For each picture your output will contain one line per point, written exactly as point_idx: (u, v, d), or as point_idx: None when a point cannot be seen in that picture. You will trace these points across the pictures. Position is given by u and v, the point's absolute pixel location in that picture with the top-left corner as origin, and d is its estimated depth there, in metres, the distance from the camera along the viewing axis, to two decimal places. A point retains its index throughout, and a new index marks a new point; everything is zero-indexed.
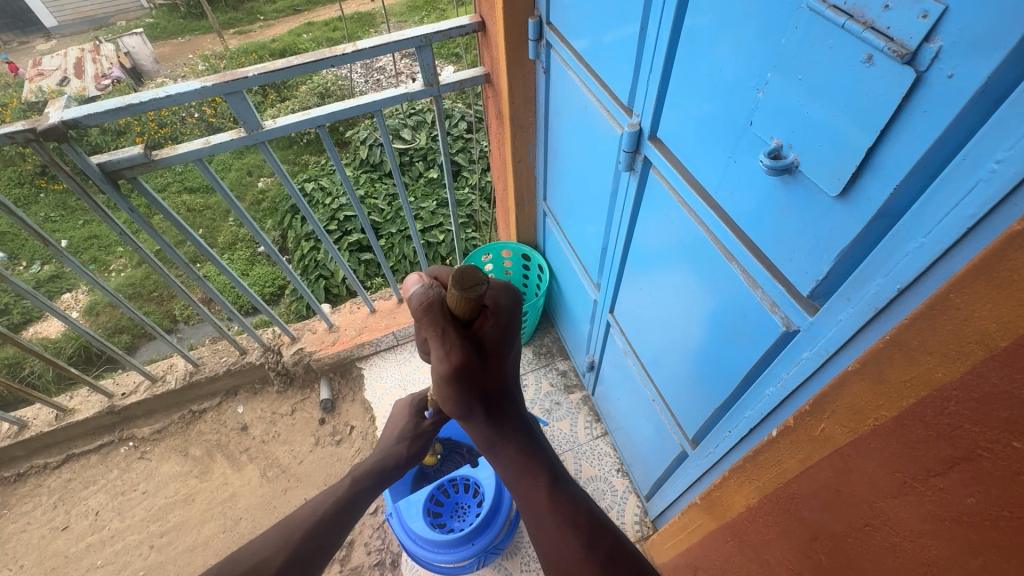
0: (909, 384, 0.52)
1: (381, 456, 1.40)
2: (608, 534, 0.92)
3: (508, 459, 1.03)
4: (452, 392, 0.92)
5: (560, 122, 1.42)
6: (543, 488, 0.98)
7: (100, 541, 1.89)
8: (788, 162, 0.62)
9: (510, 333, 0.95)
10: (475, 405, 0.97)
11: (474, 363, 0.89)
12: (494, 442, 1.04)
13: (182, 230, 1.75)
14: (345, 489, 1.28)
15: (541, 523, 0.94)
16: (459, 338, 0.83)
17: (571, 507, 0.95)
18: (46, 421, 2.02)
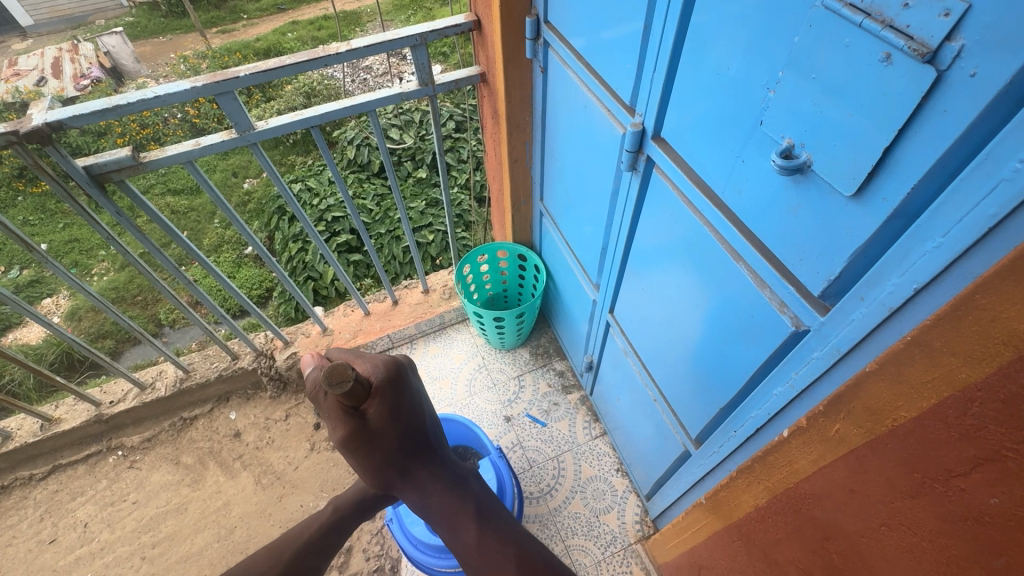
0: (931, 384, 0.51)
1: (362, 484, 1.35)
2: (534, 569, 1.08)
3: (441, 510, 1.16)
4: (357, 458, 1.08)
5: (558, 121, 1.41)
6: (474, 532, 1.14)
7: (89, 553, 1.84)
8: (801, 161, 0.62)
9: (402, 407, 1.11)
10: (388, 469, 1.11)
11: (366, 436, 1.05)
12: (423, 495, 1.17)
13: (170, 233, 1.71)
14: (327, 515, 1.27)
15: (476, 562, 1.11)
16: (346, 418, 1.01)
17: (500, 547, 1.11)
18: (31, 432, 1.97)
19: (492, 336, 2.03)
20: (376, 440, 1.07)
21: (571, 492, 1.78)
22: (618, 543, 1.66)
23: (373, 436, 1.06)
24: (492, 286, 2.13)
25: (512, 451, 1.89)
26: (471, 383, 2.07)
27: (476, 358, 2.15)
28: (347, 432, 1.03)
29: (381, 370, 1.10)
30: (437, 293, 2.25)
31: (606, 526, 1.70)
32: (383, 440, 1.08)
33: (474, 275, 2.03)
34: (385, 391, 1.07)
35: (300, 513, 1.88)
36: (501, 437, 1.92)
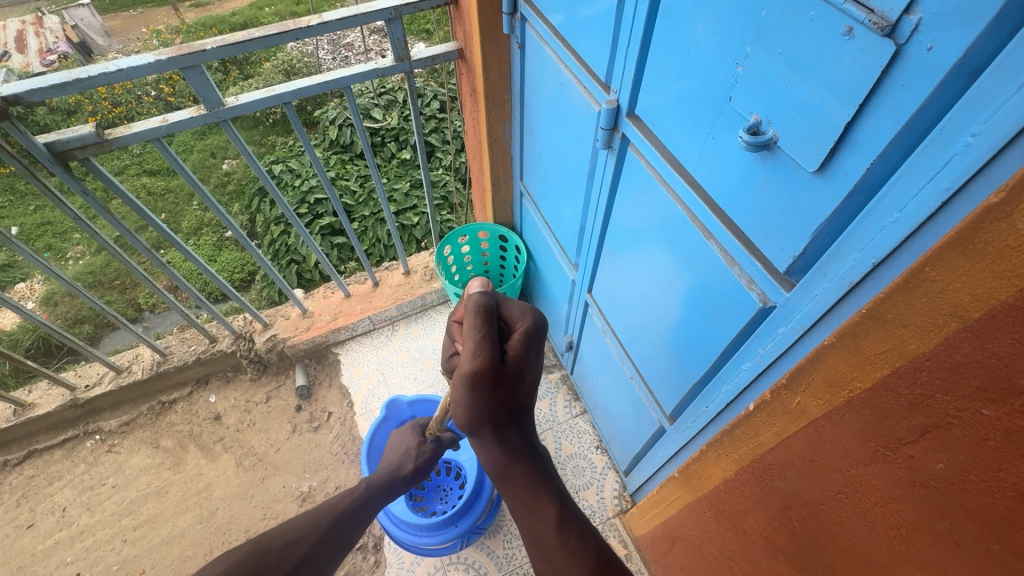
0: (883, 355, 0.52)
1: (392, 467, 1.38)
2: (609, 563, 0.90)
3: (522, 488, 1.01)
4: (470, 394, 0.92)
5: (536, 98, 1.39)
6: (551, 518, 0.96)
7: (69, 538, 1.83)
8: (767, 137, 0.63)
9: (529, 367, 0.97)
10: (494, 416, 0.96)
11: (499, 375, 0.90)
12: (508, 462, 1.01)
13: (143, 216, 1.66)
14: (361, 491, 1.29)
15: (548, 553, 0.93)
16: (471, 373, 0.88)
17: (578, 539, 0.93)
18: (3, 417, 1.93)
19: None
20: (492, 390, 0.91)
21: None
22: (597, 517, 1.70)
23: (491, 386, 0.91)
24: (473, 267, 2.12)
25: None
26: None
27: None
28: (482, 368, 0.87)
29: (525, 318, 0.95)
30: (418, 275, 2.23)
31: (585, 501, 1.73)
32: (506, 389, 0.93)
33: (455, 256, 2.02)
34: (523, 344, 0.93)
35: (282, 494, 1.89)
36: None
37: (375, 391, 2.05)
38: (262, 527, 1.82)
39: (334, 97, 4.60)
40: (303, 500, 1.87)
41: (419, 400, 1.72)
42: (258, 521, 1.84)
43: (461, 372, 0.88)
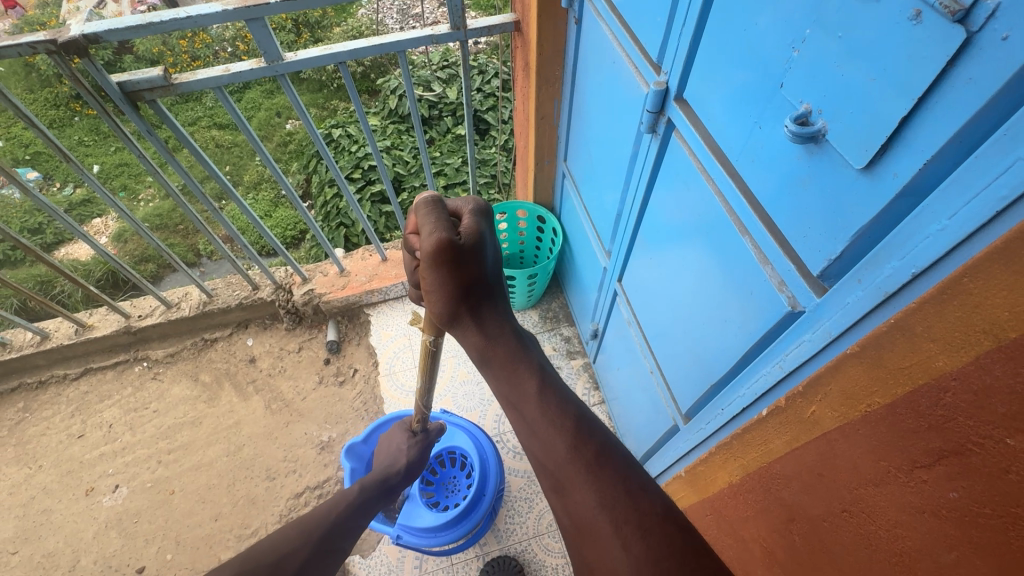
0: (907, 371, 0.49)
1: (385, 465, 1.41)
2: (594, 431, 0.78)
3: (502, 362, 0.87)
4: (440, 279, 0.83)
5: (587, 77, 1.35)
6: (531, 390, 0.84)
7: (112, 452, 2.00)
8: (815, 129, 0.59)
9: (493, 250, 0.90)
10: (467, 302, 0.87)
11: (464, 256, 0.83)
12: (488, 343, 0.88)
13: (203, 162, 1.72)
14: (354, 496, 1.28)
15: (532, 427, 0.82)
16: (439, 264, 0.81)
17: (559, 407, 0.81)
18: (66, 334, 2.11)
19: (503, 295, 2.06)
20: (462, 276, 0.84)
21: None
22: None
23: (460, 270, 0.83)
24: (509, 246, 2.11)
25: None
26: None
27: None
28: (439, 242, 0.79)
29: (472, 206, 0.91)
30: None
31: None
32: (478, 273, 0.85)
33: None
34: (478, 225, 0.87)
35: (303, 440, 1.98)
36: None
37: (400, 354, 2.11)
38: (282, 468, 1.93)
39: (397, 67, 4.65)
40: (321, 448, 1.96)
41: (374, 428, 1.67)
42: (279, 462, 1.95)
43: (423, 256, 0.81)
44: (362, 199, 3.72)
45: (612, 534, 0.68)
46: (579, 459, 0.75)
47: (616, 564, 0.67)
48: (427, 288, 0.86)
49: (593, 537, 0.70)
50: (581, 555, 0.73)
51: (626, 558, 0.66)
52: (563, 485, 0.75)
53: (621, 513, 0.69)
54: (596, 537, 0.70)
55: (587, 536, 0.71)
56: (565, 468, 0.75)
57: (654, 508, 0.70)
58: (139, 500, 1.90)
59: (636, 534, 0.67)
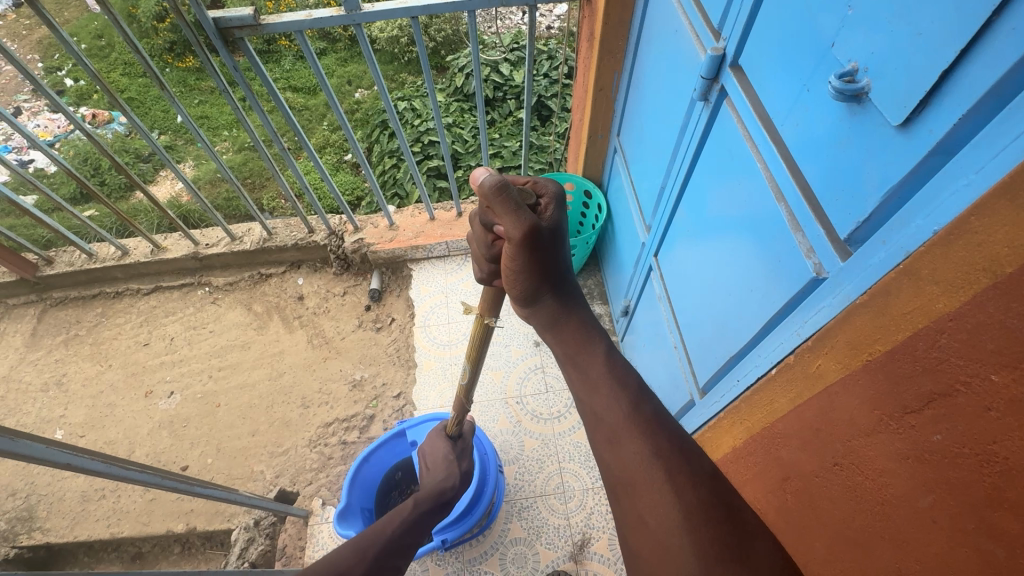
0: (908, 316, 0.51)
1: (440, 480, 1.34)
2: (653, 398, 0.75)
3: (571, 332, 0.84)
4: (530, 262, 0.79)
5: (650, 48, 1.36)
6: (599, 353, 0.80)
7: (171, 361, 2.21)
8: (859, 86, 0.60)
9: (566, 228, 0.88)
10: (550, 282, 0.83)
11: (547, 237, 0.78)
12: (564, 311, 0.84)
13: (279, 104, 1.83)
14: (409, 511, 1.20)
15: (591, 383, 0.78)
16: (526, 248, 0.76)
17: (624, 367, 0.79)
18: (143, 253, 2.33)
19: None
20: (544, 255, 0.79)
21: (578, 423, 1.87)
22: None
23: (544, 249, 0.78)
24: None
25: (532, 373, 1.99)
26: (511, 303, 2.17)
27: None
28: (533, 226, 0.74)
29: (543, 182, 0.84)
30: None
31: None
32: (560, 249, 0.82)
33: None
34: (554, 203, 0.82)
35: (337, 376, 2.12)
36: (528, 357, 2.02)
37: (436, 310, 2.20)
38: (316, 398, 2.08)
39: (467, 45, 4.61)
40: (353, 386, 2.09)
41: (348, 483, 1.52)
42: (314, 392, 2.09)
43: (512, 243, 0.76)
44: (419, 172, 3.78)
45: (665, 480, 0.65)
46: (637, 415, 0.72)
47: (665, 507, 0.63)
48: (512, 273, 0.82)
49: (640, 481, 0.67)
50: (623, 505, 0.68)
51: (676, 503, 0.63)
52: (617, 435, 0.71)
53: (675, 464, 0.66)
54: (643, 487, 0.66)
55: (634, 488, 0.67)
56: (621, 421, 0.72)
57: (704, 466, 0.67)
58: (189, 408, 2.10)
59: (689, 484, 0.65)
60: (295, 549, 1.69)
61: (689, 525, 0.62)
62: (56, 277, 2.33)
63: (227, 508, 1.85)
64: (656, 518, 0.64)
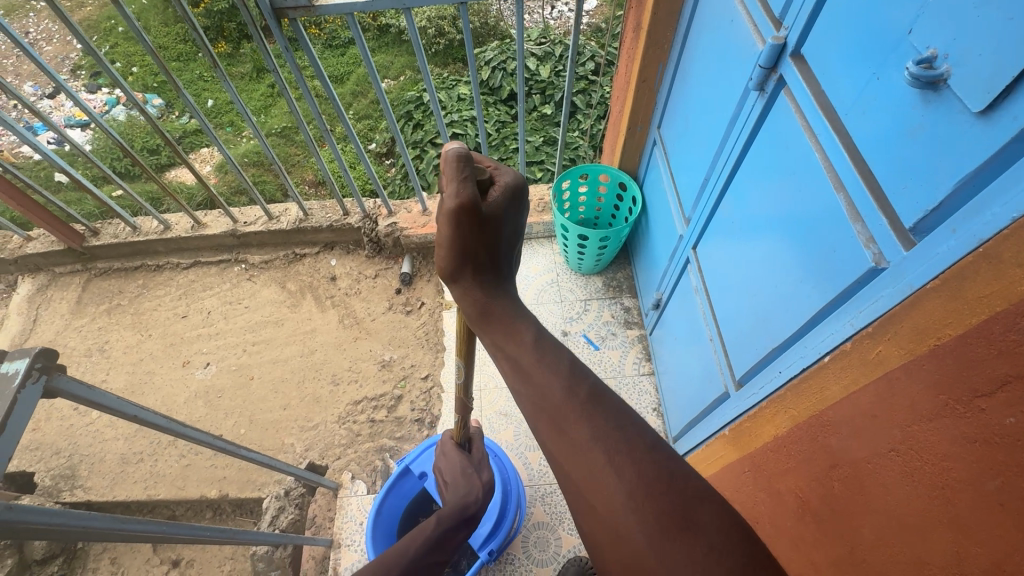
0: (986, 300, 0.51)
1: (462, 496, 1.35)
2: (588, 374, 0.75)
3: (501, 317, 0.85)
4: (454, 236, 0.81)
5: (701, 38, 1.36)
6: (529, 338, 0.81)
7: (207, 334, 2.28)
8: (937, 72, 0.60)
9: (512, 224, 0.88)
10: (473, 262, 0.85)
11: (480, 220, 0.80)
12: (489, 298, 0.86)
13: (324, 84, 1.91)
14: (433, 529, 1.22)
15: (525, 370, 0.77)
16: (455, 223, 0.79)
17: (555, 348, 0.79)
18: (184, 228, 2.40)
19: (572, 256, 2.11)
20: (473, 235, 0.81)
21: None
22: None
23: (473, 230, 0.80)
24: (585, 209, 2.14)
25: None
26: (540, 293, 2.18)
27: (551, 274, 2.23)
28: (465, 203, 0.76)
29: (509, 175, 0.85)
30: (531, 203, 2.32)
31: None
32: (489, 239, 0.84)
33: (571, 193, 2.06)
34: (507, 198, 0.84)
35: (367, 356, 2.16)
36: None
37: None
38: (346, 376, 2.12)
39: (495, 39, 4.36)
40: (382, 366, 2.13)
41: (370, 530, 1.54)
42: (344, 370, 2.14)
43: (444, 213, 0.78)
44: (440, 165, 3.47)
45: (607, 463, 0.66)
46: (574, 397, 0.72)
47: (610, 488, 0.64)
48: (439, 242, 0.85)
49: (584, 467, 0.67)
50: (575, 492, 0.69)
51: (620, 484, 0.64)
52: (559, 422, 0.71)
53: (615, 446, 0.67)
54: (591, 472, 0.66)
55: (582, 472, 0.67)
56: (560, 404, 0.72)
57: (642, 438, 0.68)
58: (223, 379, 2.16)
59: (631, 464, 0.65)
60: (324, 519, 1.74)
61: (632, 504, 0.63)
62: (101, 248, 2.41)
63: (258, 477, 1.91)
64: (603, 502, 0.65)
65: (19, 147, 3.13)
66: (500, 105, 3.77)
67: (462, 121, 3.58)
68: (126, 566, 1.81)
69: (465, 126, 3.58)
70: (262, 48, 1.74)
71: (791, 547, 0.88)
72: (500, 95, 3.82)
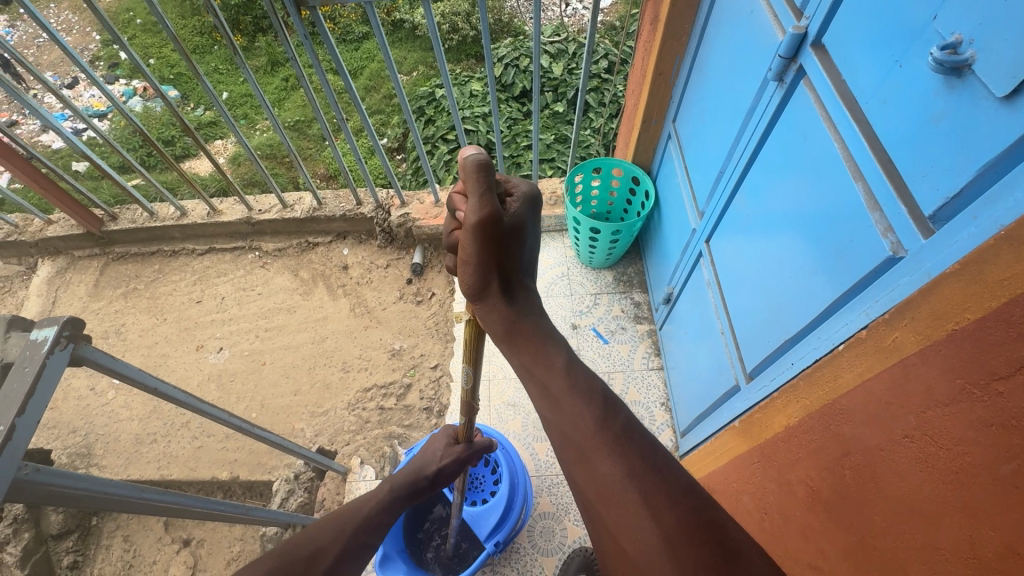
0: (1005, 283, 0.52)
1: (416, 468, 1.29)
2: (619, 408, 0.83)
3: (525, 339, 0.95)
4: (481, 251, 0.89)
5: (719, 30, 1.35)
6: (559, 367, 0.90)
7: (221, 320, 2.31)
8: (961, 58, 0.60)
9: (530, 226, 0.97)
10: (494, 273, 0.94)
11: (502, 235, 0.88)
12: (514, 319, 0.96)
13: (342, 73, 1.93)
14: (384, 495, 1.20)
15: (556, 401, 0.86)
16: (481, 240, 0.86)
17: (588, 380, 0.87)
18: (200, 215, 2.42)
19: (583, 250, 2.11)
20: (493, 247, 0.88)
21: None
22: None
23: (494, 242, 0.87)
24: (598, 203, 2.14)
25: None
26: (551, 286, 2.18)
27: (561, 267, 2.23)
28: (491, 216, 0.82)
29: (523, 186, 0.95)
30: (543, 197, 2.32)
31: None
32: (510, 251, 0.93)
33: (583, 187, 2.06)
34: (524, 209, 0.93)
35: (377, 344, 2.18)
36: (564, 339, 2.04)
37: None
38: (356, 364, 2.14)
39: (509, 35, 4.35)
40: (392, 354, 2.15)
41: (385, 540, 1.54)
42: (354, 357, 2.16)
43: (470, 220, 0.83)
44: (451, 161, 3.48)
45: (641, 501, 0.71)
46: (607, 431, 0.80)
47: (645, 533, 0.69)
48: (464, 258, 0.92)
49: (618, 504, 0.72)
50: (605, 529, 0.74)
51: (656, 528, 0.68)
52: (588, 454, 0.79)
53: (649, 484, 0.72)
54: (621, 505, 0.72)
55: (610, 504, 0.74)
56: (593, 440, 0.79)
57: (678, 481, 0.73)
58: (236, 364, 2.19)
59: (667, 504, 0.70)
60: (333, 503, 1.76)
61: (669, 549, 0.66)
62: (119, 233, 2.45)
63: (268, 460, 1.93)
64: (634, 542, 0.70)
65: (39, 135, 3.18)
66: (512, 102, 3.76)
67: (475, 117, 3.57)
68: (139, 544, 1.85)
69: (476, 121, 3.57)
70: (280, 35, 1.76)
71: (800, 537, 0.88)
72: (513, 91, 3.81)
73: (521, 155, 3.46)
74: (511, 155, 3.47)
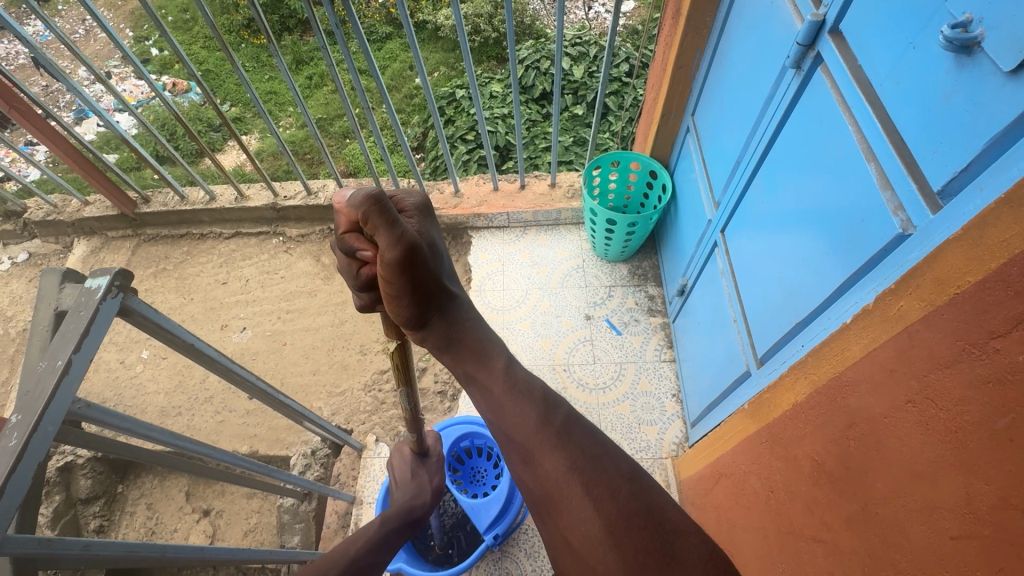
0: (1006, 245, 0.54)
1: (409, 497, 1.37)
2: (560, 403, 0.80)
3: (469, 346, 0.87)
4: (409, 282, 0.78)
5: (740, 22, 1.38)
6: (498, 369, 0.84)
7: (245, 301, 2.39)
8: (972, 36, 0.63)
9: (439, 236, 0.91)
10: (428, 300, 0.84)
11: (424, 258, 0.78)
12: (453, 326, 0.88)
13: (372, 65, 1.98)
14: (376, 528, 1.24)
15: (497, 404, 0.82)
16: (403, 270, 0.76)
17: (528, 377, 0.84)
18: (228, 199, 2.51)
19: (599, 243, 2.14)
20: (420, 274, 0.79)
21: (623, 396, 1.91)
22: (651, 451, 1.79)
23: (418, 269, 0.78)
24: (615, 197, 2.17)
25: (582, 345, 2.04)
26: (566, 278, 2.22)
27: (577, 259, 2.26)
28: (410, 241, 0.73)
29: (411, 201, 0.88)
30: (561, 190, 2.34)
31: (645, 435, 1.83)
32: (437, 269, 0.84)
33: (601, 180, 2.09)
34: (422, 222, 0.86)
35: None
36: (577, 329, 2.08)
37: (491, 275, 2.25)
38: (373, 347, 2.20)
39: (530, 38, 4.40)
40: None
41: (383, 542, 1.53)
42: (372, 341, 2.22)
43: (386, 264, 0.74)
44: (470, 159, 3.53)
45: (583, 495, 0.70)
46: (549, 427, 0.76)
47: (589, 525, 0.68)
48: (392, 297, 0.81)
49: (563, 500, 0.71)
50: (554, 526, 0.73)
51: (597, 518, 0.68)
52: (530, 454, 0.76)
53: (592, 477, 0.71)
54: (563, 502, 0.71)
55: (555, 502, 0.72)
56: (533, 438, 0.76)
57: (620, 469, 0.72)
58: (258, 343, 2.27)
59: (608, 495, 0.69)
60: (348, 477, 1.82)
61: (611, 538, 0.67)
62: (151, 215, 2.55)
63: (287, 436, 1.99)
64: (579, 538, 0.69)
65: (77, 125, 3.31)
66: (532, 103, 3.80)
67: (494, 117, 3.61)
68: (161, 512, 1.92)
69: (495, 122, 3.61)
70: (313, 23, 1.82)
71: (804, 509, 0.90)
72: (533, 93, 3.85)
73: (539, 156, 3.49)
74: (530, 155, 3.51)
